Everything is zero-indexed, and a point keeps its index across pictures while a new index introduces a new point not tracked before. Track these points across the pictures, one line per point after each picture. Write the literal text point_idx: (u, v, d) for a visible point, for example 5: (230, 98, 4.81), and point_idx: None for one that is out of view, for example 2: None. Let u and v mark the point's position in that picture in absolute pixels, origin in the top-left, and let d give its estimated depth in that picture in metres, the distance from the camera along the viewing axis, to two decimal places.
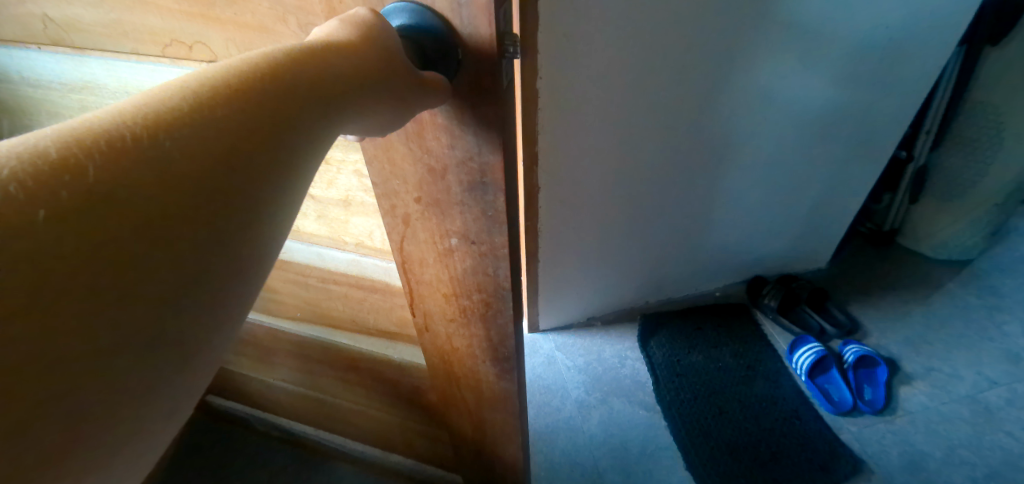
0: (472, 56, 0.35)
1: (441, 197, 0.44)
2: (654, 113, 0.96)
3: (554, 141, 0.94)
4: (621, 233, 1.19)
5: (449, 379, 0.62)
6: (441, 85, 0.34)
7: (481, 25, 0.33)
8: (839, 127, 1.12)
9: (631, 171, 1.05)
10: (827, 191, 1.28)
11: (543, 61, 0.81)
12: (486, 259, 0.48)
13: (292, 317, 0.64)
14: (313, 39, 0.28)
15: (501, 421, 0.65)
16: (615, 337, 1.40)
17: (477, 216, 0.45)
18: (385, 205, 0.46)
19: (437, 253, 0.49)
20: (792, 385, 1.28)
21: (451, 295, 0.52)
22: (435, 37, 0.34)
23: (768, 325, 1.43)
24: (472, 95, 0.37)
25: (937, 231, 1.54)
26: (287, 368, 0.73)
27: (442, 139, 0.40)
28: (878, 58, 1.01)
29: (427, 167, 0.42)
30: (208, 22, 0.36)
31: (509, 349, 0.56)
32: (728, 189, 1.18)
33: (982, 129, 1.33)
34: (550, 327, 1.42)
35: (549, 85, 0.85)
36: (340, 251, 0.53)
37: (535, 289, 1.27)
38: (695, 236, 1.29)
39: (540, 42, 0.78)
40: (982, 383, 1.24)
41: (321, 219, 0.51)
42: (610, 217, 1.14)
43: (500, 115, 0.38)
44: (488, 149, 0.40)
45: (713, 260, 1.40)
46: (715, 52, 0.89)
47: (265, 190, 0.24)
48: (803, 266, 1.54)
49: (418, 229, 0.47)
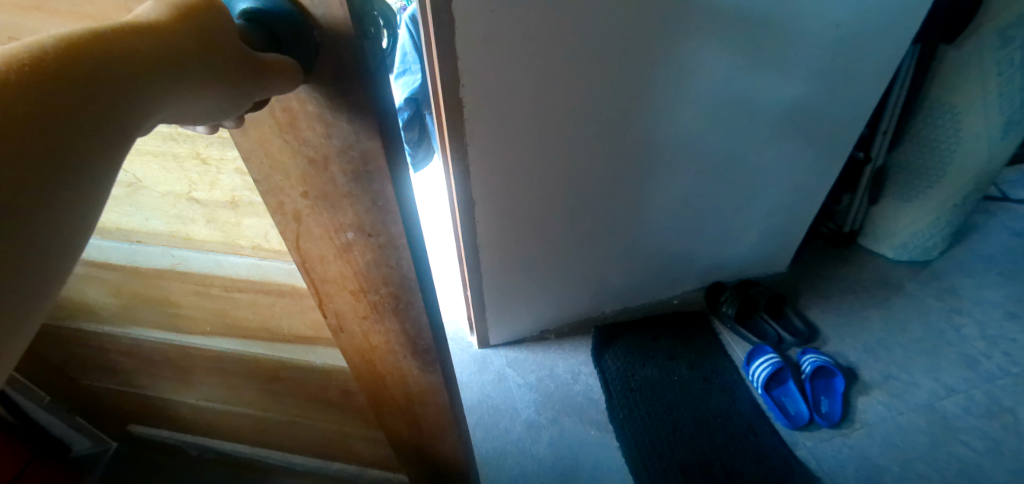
0: (330, 38, 0.34)
1: (329, 189, 0.43)
2: (597, 120, 0.94)
3: (490, 153, 0.92)
4: (577, 243, 1.19)
5: (374, 379, 0.60)
6: (292, 65, 0.33)
7: (333, 6, 0.33)
8: (788, 129, 1.10)
9: (578, 178, 1.03)
10: (781, 193, 1.26)
11: (466, 72, 0.78)
12: (385, 251, 0.47)
13: (203, 334, 0.60)
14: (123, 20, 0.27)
15: (436, 415, 0.63)
16: (569, 350, 1.37)
17: (368, 207, 0.44)
18: (271, 202, 0.44)
19: (336, 249, 0.47)
20: (749, 399, 1.25)
21: (358, 292, 0.50)
22: (280, 16, 0.33)
23: (726, 335, 1.40)
24: (337, 81, 0.36)
25: (896, 231, 1.51)
26: (208, 385, 0.70)
27: (317, 128, 0.39)
28: (822, 66, 0.99)
29: (307, 158, 0.41)
30: (47, 16, 0.34)
31: (427, 341, 0.54)
32: (681, 195, 1.17)
33: (938, 130, 1.30)
34: (500, 342, 1.39)
35: (476, 96, 0.82)
36: (237, 256, 0.50)
37: (482, 303, 1.25)
38: (650, 243, 1.27)
39: (459, 50, 0.75)
40: (939, 391, 1.22)
41: (211, 223, 0.48)
42: (562, 227, 1.13)
43: (373, 98, 0.38)
44: (365, 136, 0.39)
45: (673, 267, 1.38)
46: (651, 59, 0.87)
47: (56, 176, 0.24)
48: (764, 270, 1.52)
49: (312, 225, 0.46)
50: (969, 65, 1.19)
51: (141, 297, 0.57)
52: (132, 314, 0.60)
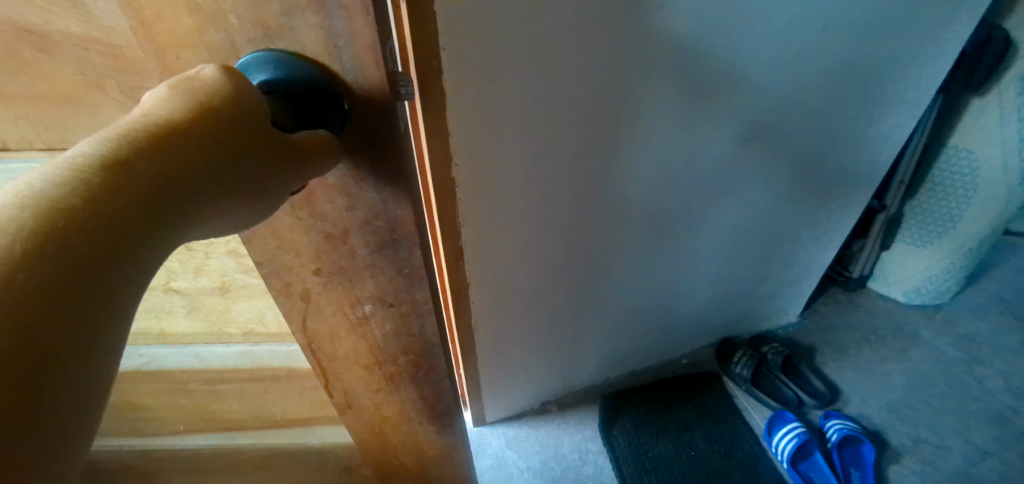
0: (362, 104, 0.30)
1: (346, 264, 0.38)
2: (612, 186, 0.80)
3: (484, 232, 0.76)
4: (574, 317, 1.03)
5: (384, 449, 0.54)
6: (327, 140, 0.28)
7: (368, 68, 0.29)
8: (809, 186, 0.99)
9: (587, 249, 0.89)
10: (795, 248, 1.16)
11: (458, 144, 0.63)
12: (408, 319, 0.42)
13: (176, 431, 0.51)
14: (136, 130, 0.22)
15: (451, 474, 0.59)
16: (574, 425, 1.26)
17: (391, 276, 0.39)
18: (276, 284, 0.38)
19: (350, 324, 0.42)
20: (772, 474, 1.17)
21: (373, 365, 0.45)
22: (311, 86, 0.28)
23: (741, 397, 1.32)
24: (368, 150, 0.32)
25: (905, 275, 1.44)
26: None
27: (338, 201, 0.34)
28: (829, 136, 0.90)
29: (323, 234, 0.36)
30: None
31: (447, 402, 0.51)
32: (692, 261, 1.05)
33: (955, 174, 1.24)
34: (498, 418, 1.27)
35: (467, 172, 0.67)
36: (224, 345, 0.43)
37: (473, 385, 1.12)
38: (662, 309, 1.16)
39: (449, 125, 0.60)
40: (973, 455, 1.16)
41: (193, 313, 0.41)
42: (560, 305, 0.98)
43: (406, 164, 0.34)
44: (394, 204, 0.35)
45: (681, 328, 1.27)
46: (678, 118, 0.74)
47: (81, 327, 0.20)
48: (769, 323, 1.43)
49: (322, 303, 0.40)
50: (987, 110, 1.14)
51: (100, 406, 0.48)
52: None
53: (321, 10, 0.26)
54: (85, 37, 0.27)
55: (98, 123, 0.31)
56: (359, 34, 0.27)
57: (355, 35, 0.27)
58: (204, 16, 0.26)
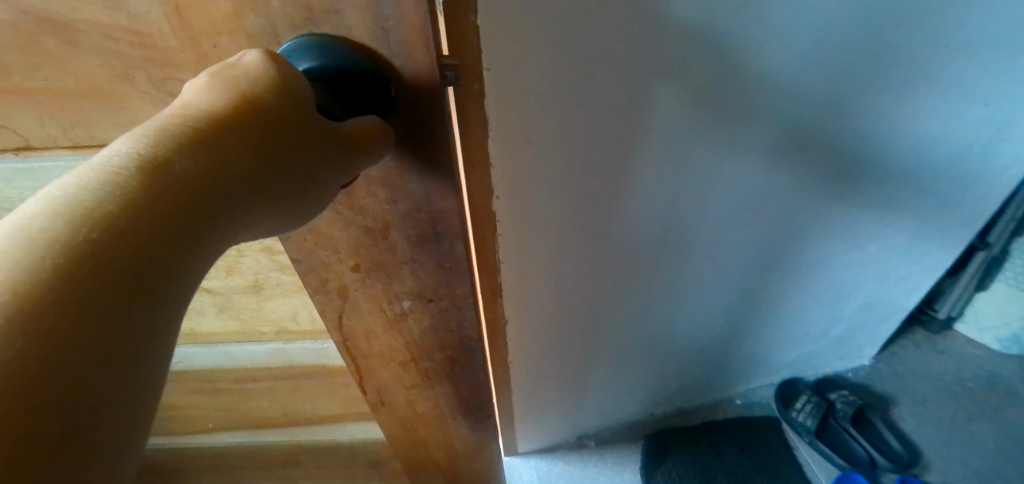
0: (409, 91, 0.28)
1: (385, 259, 0.36)
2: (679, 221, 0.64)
3: (526, 270, 0.62)
4: (622, 352, 0.86)
5: (415, 444, 0.54)
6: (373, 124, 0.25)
7: (417, 52, 0.27)
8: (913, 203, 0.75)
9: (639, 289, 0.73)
10: (882, 288, 0.93)
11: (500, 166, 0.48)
12: (446, 316, 0.41)
13: (205, 430, 0.52)
14: (179, 122, 0.19)
15: (481, 469, 0.59)
16: (613, 465, 1.08)
17: (432, 271, 0.37)
18: (312, 282, 0.37)
19: (386, 321, 0.41)
20: None
21: (408, 362, 0.44)
22: (356, 74, 0.26)
23: (802, 448, 1.09)
24: (414, 139, 0.30)
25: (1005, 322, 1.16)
26: None
27: (380, 194, 0.32)
28: (937, 164, 0.68)
29: (363, 228, 0.34)
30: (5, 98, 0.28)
31: (481, 398, 0.49)
32: (752, 293, 0.83)
33: None
34: (531, 448, 1.10)
35: (511, 205, 0.53)
36: (255, 344, 0.42)
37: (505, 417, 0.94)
38: (712, 347, 0.95)
39: (491, 153, 0.47)
40: None
41: (223, 313, 0.39)
42: (602, 337, 0.80)
43: (452, 154, 0.32)
44: (438, 196, 0.33)
45: (745, 365, 1.06)
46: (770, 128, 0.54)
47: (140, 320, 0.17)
48: (842, 362, 1.18)
49: (359, 299, 0.39)
50: None
51: None
52: None
53: None
54: (112, 26, 0.25)
55: (123, 117, 0.29)
56: (409, 15, 0.25)
57: (404, 17, 0.25)
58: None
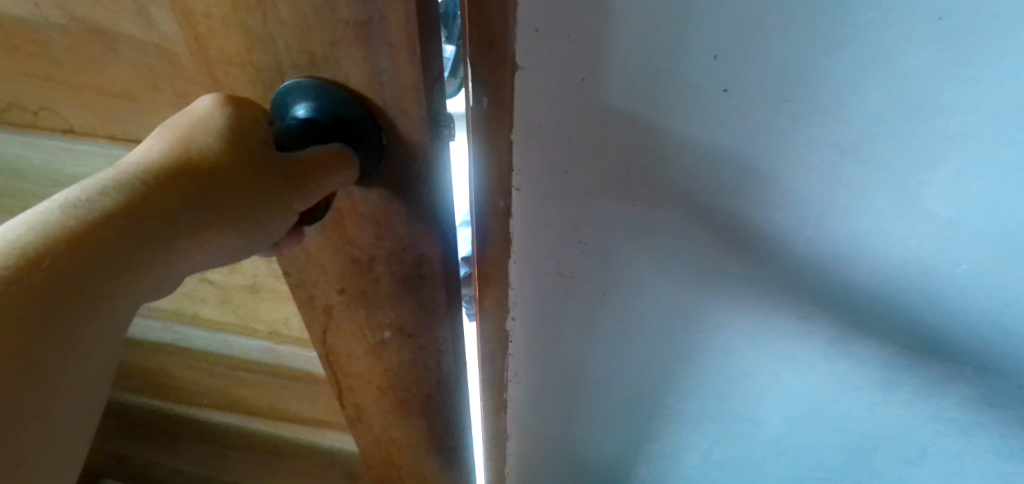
0: (401, 141, 0.29)
1: (369, 289, 0.37)
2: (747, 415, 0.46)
3: (539, 392, 0.53)
4: None
5: (386, 466, 0.54)
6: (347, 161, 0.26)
7: (409, 106, 0.27)
8: None
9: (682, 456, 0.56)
10: None
11: (518, 290, 0.42)
12: (424, 354, 0.41)
13: (201, 405, 0.57)
14: (113, 169, 0.19)
15: None
16: None
17: (413, 309, 0.38)
18: (301, 296, 0.38)
19: (367, 346, 0.41)
20: None
21: (385, 388, 0.45)
22: (347, 119, 0.27)
23: None
24: (402, 185, 0.31)
25: None
26: (199, 452, 0.64)
27: (367, 229, 0.33)
28: None
29: (350, 257, 0.35)
30: (57, 87, 0.32)
31: (456, 439, 0.49)
32: None
33: None
34: None
35: (529, 331, 0.46)
36: (250, 338, 0.45)
37: None
38: None
39: (512, 274, 0.40)
40: None
41: (224, 305, 0.43)
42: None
43: (440, 204, 0.32)
44: (423, 241, 0.33)
45: None
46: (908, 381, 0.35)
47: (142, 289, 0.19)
48: None
49: (343, 321, 0.40)
50: None
51: (144, 372, 0.54)
52: (133, 382, 0.58)
53: (366, 44, 0.25)
54: (146, 42, 0.28)
55: (147, 119, 0.32)
56: (403, 72, 0.25)
57: (399, 74, 0.25)
58: (254, 37, 0.26)
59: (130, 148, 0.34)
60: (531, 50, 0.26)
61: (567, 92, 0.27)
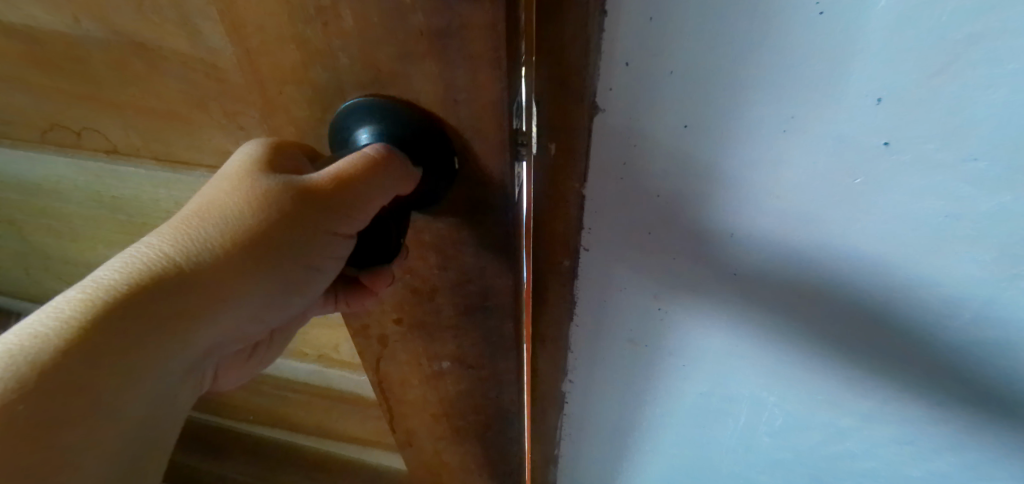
0: (474, 165, 0.25)
1: (428, 319, 0.34)
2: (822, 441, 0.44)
3: (591, 416, 0.52)
4: None
5: None
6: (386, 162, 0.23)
7: (487, 127, 0.23)
8: None
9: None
10: None
11: (581, 318, 0.41)
12: (484, 385, 0.38)
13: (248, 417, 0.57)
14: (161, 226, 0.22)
15: None
16: None
17: (475, 341, 0.34)
18: (354, 325, 0.35)
19: (423, 375, 0.38)
20: None
21: (440, 415, 0.42)
22: (416, 143, 0.23)
23: None
24: (472, 213, 0.27)
25: None
26: (245, 460, 0.63)
27: (430, 259, 0.30)
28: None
29: (409, 287, 0.32)
30: (101, 107, 0.31)
31: (510, 463, 0.46)
32: None
33: None
34: None
35: (586, 358, 0.45)
36: (298, 361, 0.43)
37: None
38: None
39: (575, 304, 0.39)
40: None
41: None
42: None
43: (514, 233, 0.28)
44: (492, 272, 0.29)
45: None
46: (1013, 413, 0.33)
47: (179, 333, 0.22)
48: None
49: (398, 350, 0.37)
50: None
51: None
52: None
53: (441, 56, 0.20)
54: (190, 57, 0.25)
55: (193, 140, 0.31)
56: (483, 90, 0.21)
57: (479, 91, 0.21)
58: (311, 50, 0.22)
59: (173, 167, 0.34)
60: (617, 88, 0.25)
61: (661, 136, 0.26)
